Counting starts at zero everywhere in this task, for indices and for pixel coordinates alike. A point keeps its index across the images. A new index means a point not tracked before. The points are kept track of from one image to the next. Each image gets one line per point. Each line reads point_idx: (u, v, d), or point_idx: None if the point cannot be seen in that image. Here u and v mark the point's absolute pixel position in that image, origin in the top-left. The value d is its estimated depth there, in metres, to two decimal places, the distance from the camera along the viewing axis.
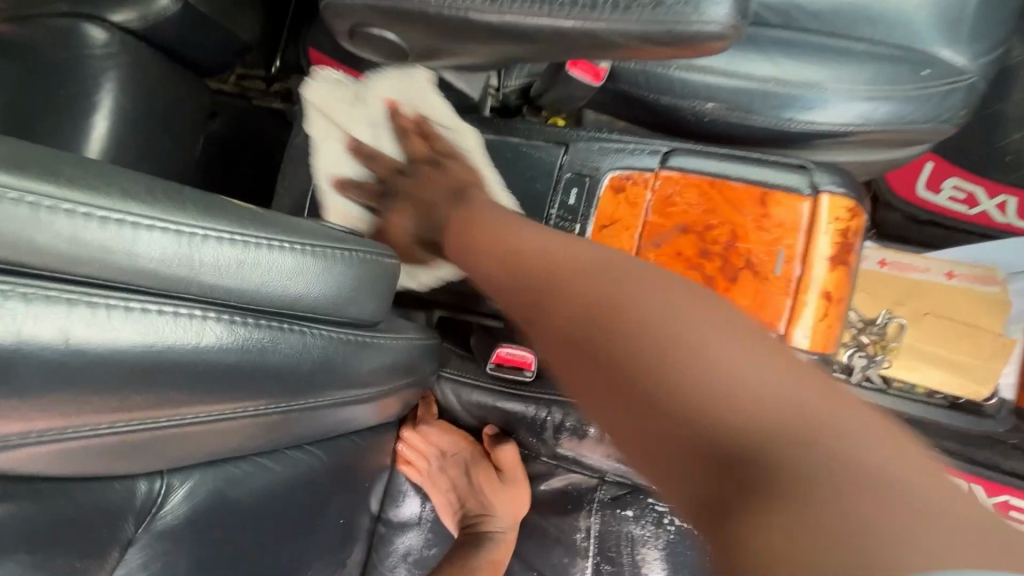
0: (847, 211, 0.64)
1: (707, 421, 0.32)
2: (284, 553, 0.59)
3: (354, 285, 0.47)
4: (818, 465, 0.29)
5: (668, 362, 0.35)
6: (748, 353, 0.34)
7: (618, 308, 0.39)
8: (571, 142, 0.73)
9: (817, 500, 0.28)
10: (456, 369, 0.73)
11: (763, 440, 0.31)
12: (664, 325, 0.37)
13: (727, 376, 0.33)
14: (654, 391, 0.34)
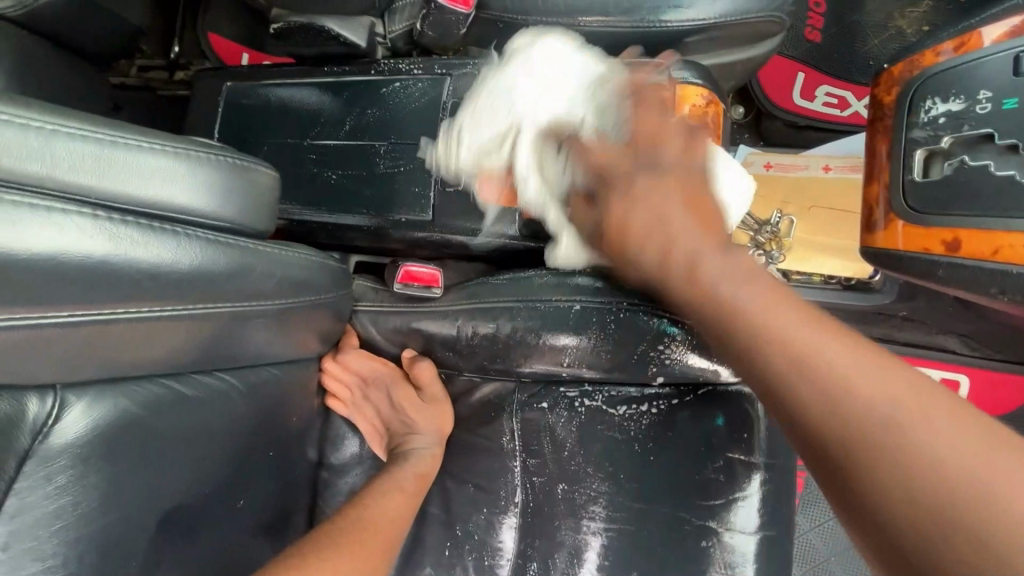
0: (704, 100, 0.70)
1: (875, 479, 0.37)
2: (208, 482, 0.60)
3: (229, 190, 0.50)
4: (958, 500, 0.34)
5: (802, 392, 0.41)
6: (861, 374, 0.40)
7: (795, 359, 0.42)
8: (454, 71, 0.77)
9: (906, 489, 0.36)
10: (371, 300, 0.76)
11: (858, 440, 0.38)
12: (827, 376, 0.41)
13: (907, 425, 0.37)
14: (829, 444, 0.40)
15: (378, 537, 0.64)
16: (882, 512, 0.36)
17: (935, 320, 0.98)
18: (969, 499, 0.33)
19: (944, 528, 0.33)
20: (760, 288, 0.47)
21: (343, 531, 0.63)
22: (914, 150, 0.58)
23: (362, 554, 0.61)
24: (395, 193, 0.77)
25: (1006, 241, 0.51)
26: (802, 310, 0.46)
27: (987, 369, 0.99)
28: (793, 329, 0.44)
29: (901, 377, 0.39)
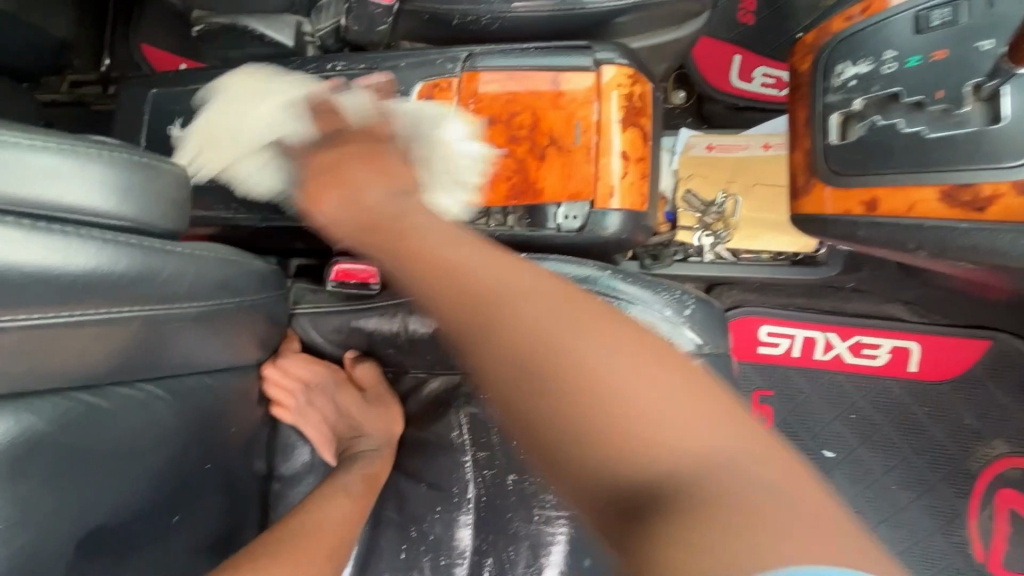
0: (628, 78, 0.69)
1: (656, 491, 0.32)
2: (137, 499, 0.57)
3: (130, 188, 0.48)
4: (732, 513, 0.31)
5: (568, 363, 0.36)
6: (642, 367, 0.36)
7: (572, 364, 0.36)
8: (382, 66, 0.77)
9: (709, 509, 0.31)
10: (310, 302, 0.74)
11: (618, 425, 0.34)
12: (607, 371, 0.36)
13: (642, 401, 0.35)
14: (574, 414, 0.35)
15: (324, 544, 0.63)
16: (673, 541, 0.30)
17: (881, 288, 1.01)
18: (752, 516, 0.30)
19: (729, 546, 0.29)
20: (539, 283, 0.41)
21: (288, 538, 0.61)
22: (831, 114, 0.58)
23: (311, 558, 0.61)
24: None
25: (918, 196, 0.52)
26: (565, 296, 0.41)
27: (937, 335, 1.00)
28: (547, 324, 0.38)
29: (657, 380, 0.36)
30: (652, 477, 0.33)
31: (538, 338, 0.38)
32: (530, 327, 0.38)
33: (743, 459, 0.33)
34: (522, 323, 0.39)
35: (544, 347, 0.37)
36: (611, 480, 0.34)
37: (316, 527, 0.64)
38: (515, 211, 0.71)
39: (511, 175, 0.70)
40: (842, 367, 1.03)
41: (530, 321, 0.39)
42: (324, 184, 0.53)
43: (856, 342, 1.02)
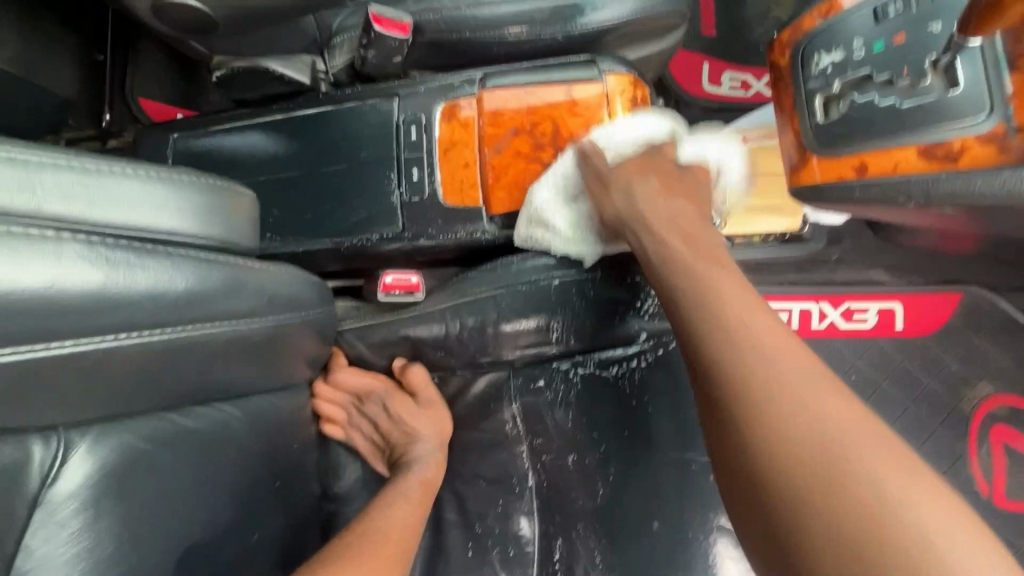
0: (630, 84, 0.77)
1: (795, 464, 0.43)
2: (221, 517, 0.59)
3: (213, 208, 0.51)
4: (853, 487, 0.41)
5: (741, 373, 0.48)
6: (801, 382, 0.47)
7: (749, 371, 0.48)
8: (400, 92, 0.82)
9: (829, 480, 0.41)
10: (353, 317, 0.78)
11: (801, 437, 0.44)
12: (780, 382, 0.47)
13: (803, 403, 0.45)
14: (730, 414, 0.48)
15: (394, 545, 0.64)
16: (799, 509, 0.42)
17: (861, 255, 1.13)
18: (867, 492, 0.40)
19: (840, 515, 0.40)
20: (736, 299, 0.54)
21: (356, 541, 0.63)
22: (814, 97, 0.67)
23: (384, 557, 0.62)
24: (361, 212, 0.80)
25: (900, 156, 0.61)
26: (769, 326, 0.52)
27: (916, 294, 1.11)
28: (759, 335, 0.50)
29: (804, 389, 0.47)
30: (791, 475, 0.43)
31: (727, 356, 0.50)
32: (723, 346, 0.50)
33: (860, 442, 0.43)
34: (755, 335, 0.50)
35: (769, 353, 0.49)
36: (754, 468, 0.45)
37: (382, 531, 0.65)
38: None
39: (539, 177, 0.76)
40: (837, 333, 1.12)
41: (731, 341, 0.51)
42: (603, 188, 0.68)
43: (846, 309, 1.11)
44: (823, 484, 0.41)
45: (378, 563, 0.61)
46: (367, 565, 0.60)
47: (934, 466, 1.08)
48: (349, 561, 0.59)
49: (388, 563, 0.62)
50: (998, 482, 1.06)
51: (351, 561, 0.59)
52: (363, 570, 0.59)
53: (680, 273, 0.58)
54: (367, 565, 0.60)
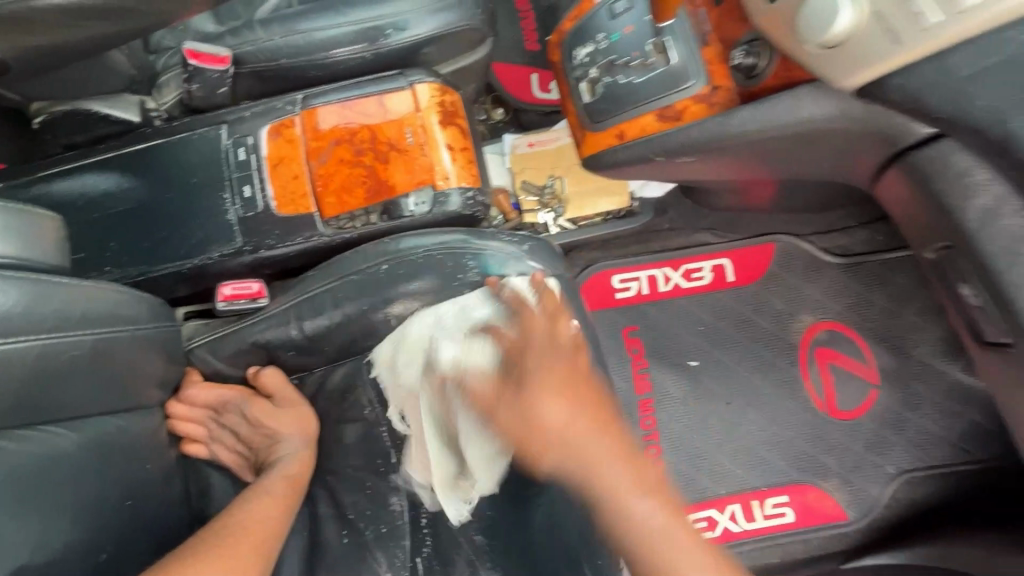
0: (438, 91, 0.87)
1: None
2: (59, 537, 0.59)
3: (10, 228, 0.54)
4: None
5: (604, 503, 0.60)
6: (632, 493, 0.60)
7: (614, 497, 0.60)
8: (227, 119, 0.87)
9: None
10: (201, 334, 0.81)
11: (648, 546, 0.58)
12: (629, 515, 0.59)
13: (660, 549, 0.58)
14: (618, 543, 0.60)
15: (259, 531, 0.67)
16: None
17: (691, 222, 1.29)
18: None
19: None
20: (591, 449, 0.62)
21: (220, 533, 0.65)
22: (580, 83, 0.80)
23: (247, 541, 0.65)
24: (199, 234, 0.83)
25: (644, 121, 0.74)
26: (642, 477, 0.62)
27: (740, 249, 1.28)
28: (608, 473, 0.61)
29: (665, 535, 0.58)
30: None
31: (585, 484, 0.62)
32: (581, 481, 0.62)
33: None
34: (602, 479, 0.61)
35: (622, 504, 0.60)
36: None
37: (246, 520, 0.68)
38: (373, 209, 0.83)
39: (364, 179, 0.83)
40: (682, 293, 1.26)
41: (586, 479, 0.62)
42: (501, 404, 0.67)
43: (685, 270, 1.26)
44: None
45: (242, 548, 0.64)
46: (230, 551, 0.63)
47: (779, 393, 1.24)
48: (211, 550, 0.62)
49: (254, 547, 0.65)
50: (829, 396, 1.23)
51: (213, 550, 0.62)
52: (226, 557, 0.62)
53: (548, 434, 0.64)
54: (231, 551, 0.63)
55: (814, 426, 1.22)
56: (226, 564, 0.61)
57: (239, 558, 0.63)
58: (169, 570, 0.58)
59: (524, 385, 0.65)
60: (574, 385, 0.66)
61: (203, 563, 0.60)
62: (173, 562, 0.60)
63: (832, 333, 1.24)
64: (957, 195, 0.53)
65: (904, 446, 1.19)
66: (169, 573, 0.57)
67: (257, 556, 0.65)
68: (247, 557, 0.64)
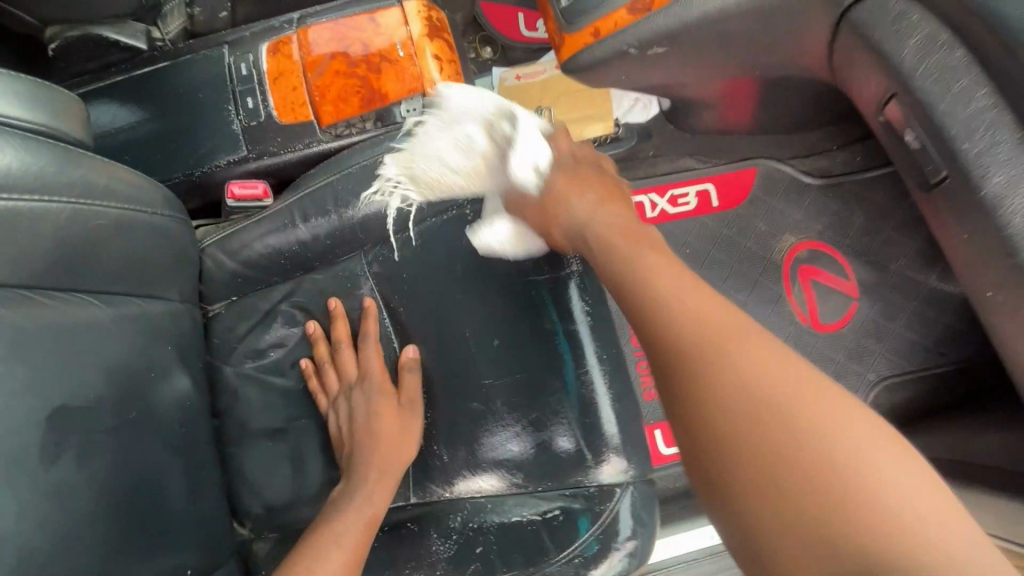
0: (424, 7, 0.93)
1: (843, 519, 0.43)
2: (92, 390, 0.66)
3: (38, 101, 0.63)
4: (873, 514, 0.42)
5: (849, 499, 0.43)
6: (863, 457, 0.45)
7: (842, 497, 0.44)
8: (228, 40, 0.93)
9: (870, 519, 0.42)
10: (212, 235, 0.86)
11: (832, 456, 0.45)
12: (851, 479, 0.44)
13: (878, 482, 0.44)
14: (806, 521, 0.44)
15: (366, 524, 0.75)
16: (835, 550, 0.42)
17: (675, 150, 1.34)
18: (881, 507, 0.43)
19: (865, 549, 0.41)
20: (808, 445, 0.46)
21: (334, 529, 0.73)
22: None
23: (359, 538, 0.73)
24: (206, 147, 0.89)
25: (617, 16, 0.79)
26: (885, 453, 0.46)
27: (723, 173, 1.33)
28: (834, 451, 0.46)
29: (862, 459, 0.45)
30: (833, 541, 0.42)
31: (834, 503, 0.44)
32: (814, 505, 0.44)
33: (889, 465, 0.45)
34: (831, 489, 0.44)
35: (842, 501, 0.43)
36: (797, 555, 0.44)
37: (357, 514, 0.75)
38: (368, 116, 0.89)
39: (358, 88, 0.89)
40: (667, 218, 1.31)
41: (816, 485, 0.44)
42: (727, 474, 0.48)
43: (670, 195, 1.31)
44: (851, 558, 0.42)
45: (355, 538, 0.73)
46: (349, 553, 0.71)
47: (763, 310, 1.29)
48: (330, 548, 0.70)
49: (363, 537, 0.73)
50: (812, 310, 1.28)
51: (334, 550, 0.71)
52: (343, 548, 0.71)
53: (741, 454, 0.48)
54: (347, 542, 0.72)
55: (798, 340, 1.28)
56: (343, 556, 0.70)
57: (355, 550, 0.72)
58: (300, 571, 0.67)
59: (704, 446, 0.50)
60: (759, 407, 0.49)
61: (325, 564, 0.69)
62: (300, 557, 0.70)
63: (814, 251, 1.29)
64: (893, 40, 0.59)
65: (883, 354, 1.25)
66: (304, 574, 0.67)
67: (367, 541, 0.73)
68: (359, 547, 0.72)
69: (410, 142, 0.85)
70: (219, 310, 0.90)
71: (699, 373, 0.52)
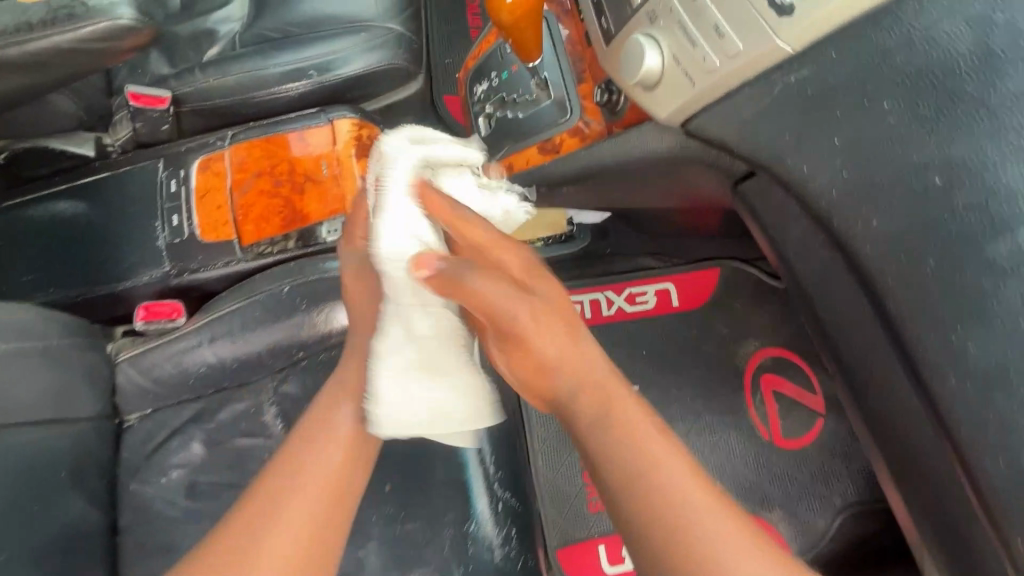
0: (354, 126, 0.93)
1: (679, 538, 0.42)
2: None
3: None
4: (685, 530, 0.42)
5: (672, 485, 0.43)
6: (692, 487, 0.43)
7: (641, 474, 0.44)
8: (166, 153, 0.94)
9: (703, 556, 0.42)
10: (127, 350, 0.87)
11: (697, 522, 0.42)
12: (673, 503, 0.43)
13: (712, 527, 0.42)
14: (637, 510, 0.43)
15: (333, 453, 0.52)
16: (624, 504, 0.44)
17: (633, 247, 1.32)
18: (688, 540, 0.42)
19: (662, 533, 0.42)
20: (671, 463, 0.44)
21: (311, 459, 0.51)
22: (479, 119, 0.85)
23: (309, 489, 0.50)
24: (132, 259, 0.90)
25: (529, 153, 0.78)
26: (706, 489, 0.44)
27: (683, 273, 1.29)
28: (688, 502, 0.43)
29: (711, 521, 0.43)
30: (674, 542, 0.42)
31: (637, 475, 0.44)
32: (630, 470, 0.44)
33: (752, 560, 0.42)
34: (660, 489, 0.43)
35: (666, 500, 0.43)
36: (636, 510, 0.43)
37: (289, 489, 0.50)
38: (291, 235, 0.89)
39: (280, 208, 0.90)
40: (625, 317, 1.27)
41: (640, 482, 0.44)
42: (509, 355, 0.49)
43: (628, 294, 1.27)
44: (677, 545, 0.42)
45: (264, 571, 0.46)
46: (286, 524, 0.48)
47: (724, 419, 1.22)
48: (281, 488, 0.50)
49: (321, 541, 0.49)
50: (774, 424, 1.21)
51: (283, 494, 0.49)
52: (276, 556, 0.47)
53: (598, 438, 0.46)
54: (284, 569, 0.47)
55: (760, 454, 1.19)
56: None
57: (326, 502, 0.50)
58: (220, 554, 0.47)
59: (544, 369, 0.48)
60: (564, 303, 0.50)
61: (252, 551, 0.47)
62: (278, 489, 0.50)
63: (777, 360, 1.22)
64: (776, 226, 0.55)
65: (851, 476, 1.16)
66: (229, 549, 0.47)
67: (349, 488, 0.52)
68: (325, 556, 0.49)
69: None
70: (134, 421, 0.88)
71: (503, 257, 0.51)
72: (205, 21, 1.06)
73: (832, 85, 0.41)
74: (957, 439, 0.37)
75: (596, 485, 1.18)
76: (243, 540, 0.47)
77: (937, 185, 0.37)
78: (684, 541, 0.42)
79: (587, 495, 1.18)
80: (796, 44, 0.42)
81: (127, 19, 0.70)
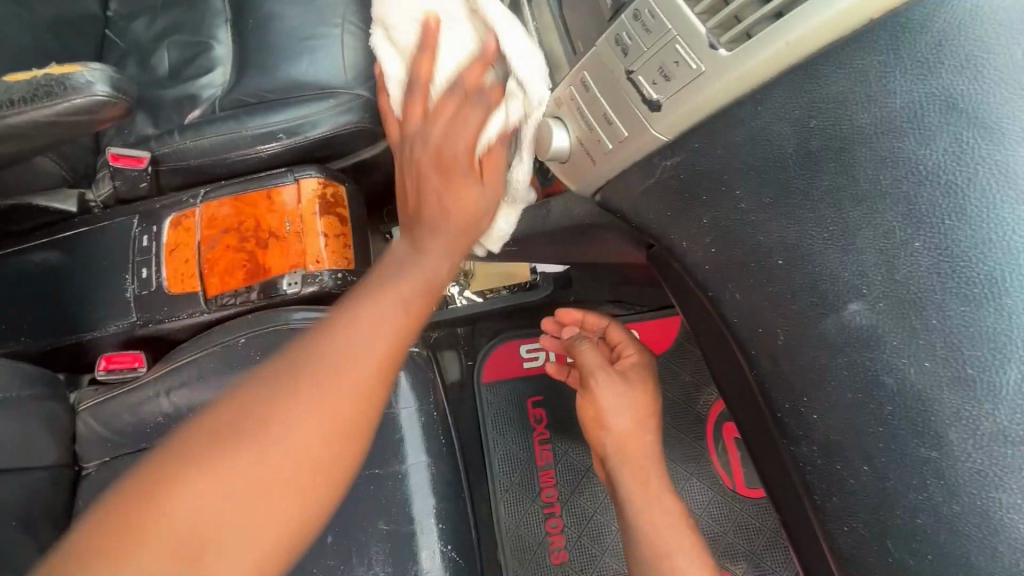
0: (319, 185, 0.99)
1: (256, 456, 0.44)
2: None
3: None
4: (262, 438, 0.45)
5: (281, 457, 0.45)
6: (304, 435, 0.46)
7: (260, 439, 0.45)
8: (141, 210, 1.00)
9: (253, 475, 0.44)
10: (91, 397, 0.91)
11: (271, 455, 0.45)
12: (268, 456, 0.45)
13: (280, 454, 0.45)
14: (248, 445, 0.45)
15: (354, 370, 0.49)
16: (235, 451, 0.44)
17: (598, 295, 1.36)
18: (261, 441, 0.45)
19: (250, 431, 0.45)
20: (300, 439, 0.46)
21: (319, 361, 0.49)
22: None
23: (311, 402, 0.47)
24: (103, 311, 0.95)
25: None
26: (331, 424, 0.47)
27: (643, 321, 1.32)
28: (284, 450, 0.45)
29: (288, 464, 0.45)
30: (236, 484, 0.43)
31: (271, 439, 0.45)
32: (271, 464, 0.45)
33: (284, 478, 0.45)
34: (256, 430, 0.45)
35: (268, 441, 0.45)
36: (232, 465, 0.44)
37: (239, 473, 0.43)
38: (253, 288, 0.94)
39: (244, 262, 0.95)
40: None
41: (269, 432, 0.46)
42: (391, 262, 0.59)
43: None
44: (238, 477, 0.43)
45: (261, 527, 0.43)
46: (234, 479, 0.43)
47: (684, 467, 1.22)
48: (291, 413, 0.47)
49: (352, 438, 0.48)
50: (735, 472, 1.21)
51: (245, 468, 0.44)
52: (286, 468, 0.45)
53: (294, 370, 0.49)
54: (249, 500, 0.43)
55: (719, 504, 1.19)
56: (254, 459, 0.44)
57: (310, 466, 0.46)
58: (204, 435, 0.45)
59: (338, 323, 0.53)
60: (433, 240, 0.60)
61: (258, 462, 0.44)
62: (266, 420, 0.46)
63: None
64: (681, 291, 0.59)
65: None
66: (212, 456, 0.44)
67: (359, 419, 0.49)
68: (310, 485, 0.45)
69: (309, 317, 0.88)
70: (91, 470, 0.91)
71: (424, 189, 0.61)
72: (188, 85, 1.13)
73: (701, 171, 0.45)
74: (818, 504, 0.38)
75: (557, 533, 1.17)
76: (256, 393, 0.48)
77: (778, 267, 0.40)
78: (245, 465, 0.44)
79: (547, 544, 1.17)
80: (668, 133, 0.46)
81: (101, 95, 0.75)
